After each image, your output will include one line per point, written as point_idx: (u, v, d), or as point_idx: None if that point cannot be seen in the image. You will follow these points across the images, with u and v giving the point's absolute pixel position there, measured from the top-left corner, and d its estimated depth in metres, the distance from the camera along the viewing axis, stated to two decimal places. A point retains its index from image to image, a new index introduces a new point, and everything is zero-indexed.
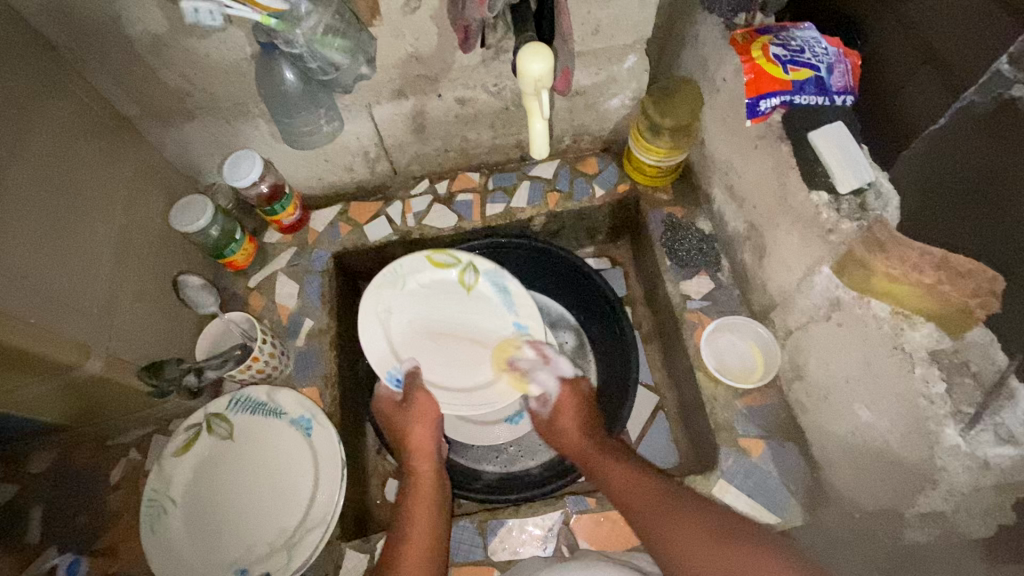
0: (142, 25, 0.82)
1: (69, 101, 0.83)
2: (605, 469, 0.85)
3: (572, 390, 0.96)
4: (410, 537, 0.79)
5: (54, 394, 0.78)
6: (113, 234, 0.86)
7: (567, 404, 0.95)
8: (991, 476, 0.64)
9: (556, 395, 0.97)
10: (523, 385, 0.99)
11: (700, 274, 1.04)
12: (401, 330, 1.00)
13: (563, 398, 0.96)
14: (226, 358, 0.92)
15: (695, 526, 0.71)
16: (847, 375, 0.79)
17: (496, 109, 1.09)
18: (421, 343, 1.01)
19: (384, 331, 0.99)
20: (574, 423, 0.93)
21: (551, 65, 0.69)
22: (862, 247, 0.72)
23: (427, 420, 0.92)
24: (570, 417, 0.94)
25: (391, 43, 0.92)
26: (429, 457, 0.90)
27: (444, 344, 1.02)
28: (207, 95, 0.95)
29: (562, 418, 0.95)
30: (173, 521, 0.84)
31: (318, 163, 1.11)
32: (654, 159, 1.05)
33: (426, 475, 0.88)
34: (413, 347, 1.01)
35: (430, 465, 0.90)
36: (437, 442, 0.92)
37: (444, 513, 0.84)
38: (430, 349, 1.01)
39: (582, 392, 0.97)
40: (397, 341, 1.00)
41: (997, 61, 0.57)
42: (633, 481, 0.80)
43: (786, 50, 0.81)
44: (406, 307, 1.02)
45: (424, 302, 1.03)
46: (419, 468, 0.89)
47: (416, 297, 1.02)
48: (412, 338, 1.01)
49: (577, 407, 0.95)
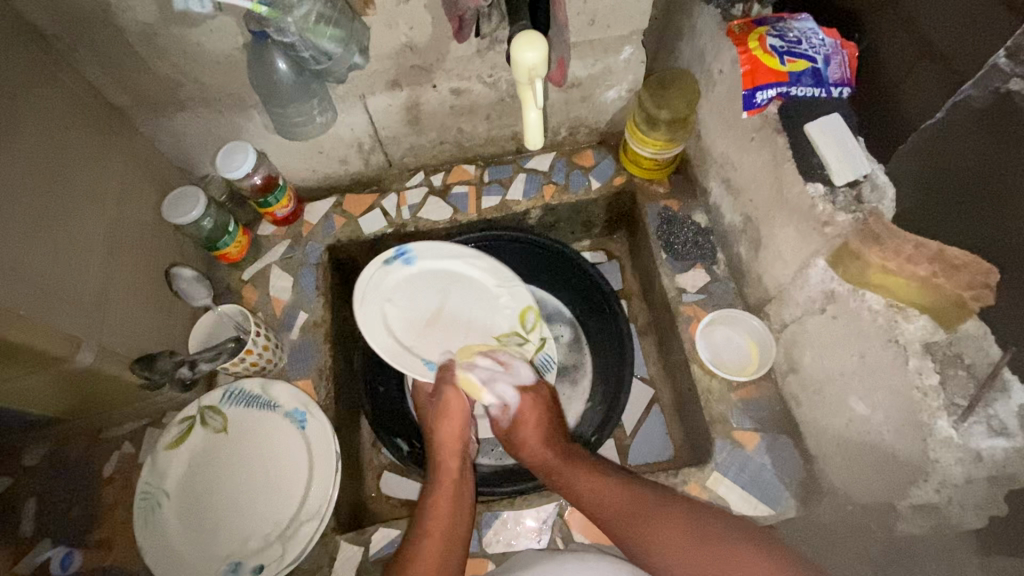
0: (132, 13, 0.81)
1: (58, 91, 0.82)
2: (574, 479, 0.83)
3: (532, 400, 0.91)
4: (429, 532, 0.79)
5: (43, 385, 0.78)
6: (104, 226, 0.85)
7: (530, 414, 0.90)
8: (984, 467, 0.65)
9: (516, 403, 0.91)
10: (475, 389, 0.93)
11: (697, 267, 1.04)
12: (424, 289, 1.03)
13: (523, 407, 0.91)
14: (220, 350, 0.92)
15: (680, 525, 0.72)
16: (842, 368, 0.79)
17: (492, 101, 1.08)
18: (417, 304, 1.02)
19: (399, 275, 1.02)
20: (537, 433, 0.89)
21: (545, 53, 0.69)
22: (858, 240, 0.71)
23: (456, 418, 0.92)
24: (532, 427, 0.90)
25: (385, 33, 0.91)
26: (455, 456, 0.90)
27: (433, 325, 1.00)
28: (200, 86, 0.95)
29: (523, 430, 0.90)
30: (167, 515, 0.84)
31: (312, 154, 1.10)
32: (652, 151, 1.04)
33: (452, 472, 0.88)
34: (425, 289, 1.03)
35: (458, 462, 0.89)
36: (465, 440, 0.92)
37: (467, 509, 0.84)
38: (420, 312, 1.01)
39: (541, 396, 0.93)
40: (404, 290, 1.02)
41: (995, 55, 0.57)
42: (601, 485, 0.80)
43: (783, 41, 0.80)
44: (441, 277, 1.04)
45: (473, 293, 1.04)
46: (446, 465, 0.89)
47: (457, 283, 1.04)
48: (415, 296, 1.02)
49: (538, 418, 0.91)
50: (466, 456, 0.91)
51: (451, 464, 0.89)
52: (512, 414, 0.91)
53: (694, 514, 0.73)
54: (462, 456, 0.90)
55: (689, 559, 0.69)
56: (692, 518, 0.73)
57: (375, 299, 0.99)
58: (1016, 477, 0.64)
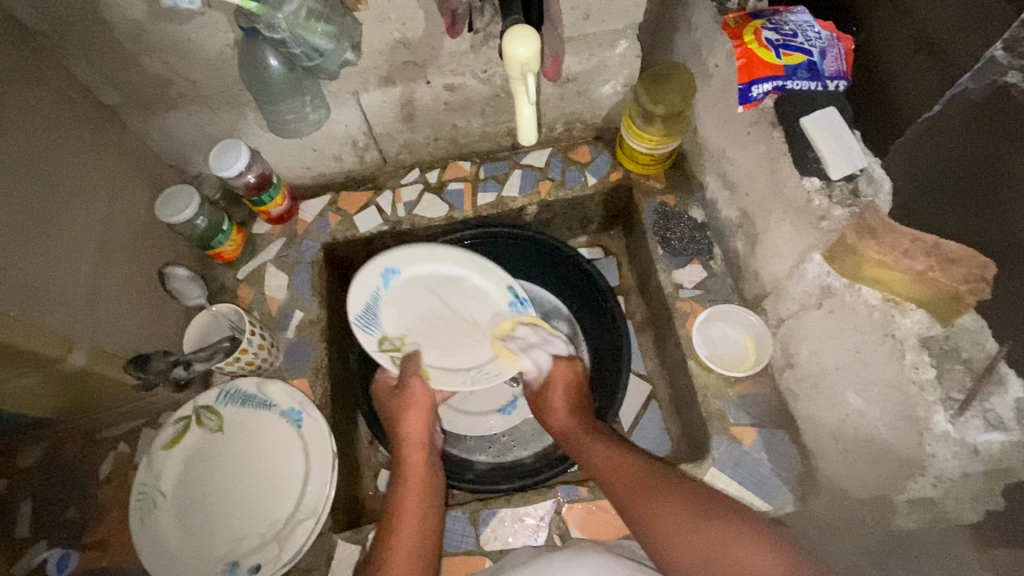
0: (120, 10, 0.81)
1: (47, 89, 0.82)
2: (590, 447, 0.87)
3: (566, 368, 0.96)
4: (398, 532, 0.78)
5: (36, 387, 0.77)
6: (95, 225, 0.84)
7: (560, 382, 0.95)
8: (980, 461, 0.65)
9: (549, 368, 0.96)
10: (513, 357, 0.97)
11: (693, 262, 1.03)
12: (477, 302, 1.01)
13: (556, 373, 0.96)
14: (214, 350, 0.91)
15: (665, 496, 0.74)
16: (838, 363, 0.79)
17: (486, 96, 1.07)
18: (438, 295, 1.01)
19: (485, 286, 1.02)
20: (563, 403, 0.94)
21: (537, 48, 0.68)
22: (854, 234, 0.72)
23: (419, 410, 0.92)
24: (559, 394, 0.95)
25: (377, 28, 0.91)
26: (418, 449, 0.90)
27: (435, 319, 1.00)
28: (190, 83, 0.94)
29: (552, 393, 0.95)
30: (163, 514, 0.84)
31: (306, 152, 1.10)
32: (647, 147, 1.04)
33: (416, 466, 0.88)
34: (469, 305, 1.01)
35: (420, 455, 0.89)
36: (427, 433, 0.92)
37: (435, 507, 0.83)
38: (439, 308, 1.00)
39: (574, 368, 0.97)
40: (455, 288, 1.01)
41: (992, 48, 0.56)
42: (614, 459, 0.82)
43: (778, 34, 0.81)
44: (478, 316, 1.01)
45: (461, 330, 1.00)
46: (410, 459, 0.89)
47: (477, 325, 1.00)
48: (451, 298, 1.01)
49: (569, 381, 0.96)
50: (428, 449, 0.91)
51: (415, 458, 0.89)
52: (544, 378, 0.97)
53: (660, 487, 0.75)
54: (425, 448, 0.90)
55: (672, 535, 0.70)
56: (673, 498, 0.73)
57: (435, 266, 1.01)
58: (1014, 471, 0.62)
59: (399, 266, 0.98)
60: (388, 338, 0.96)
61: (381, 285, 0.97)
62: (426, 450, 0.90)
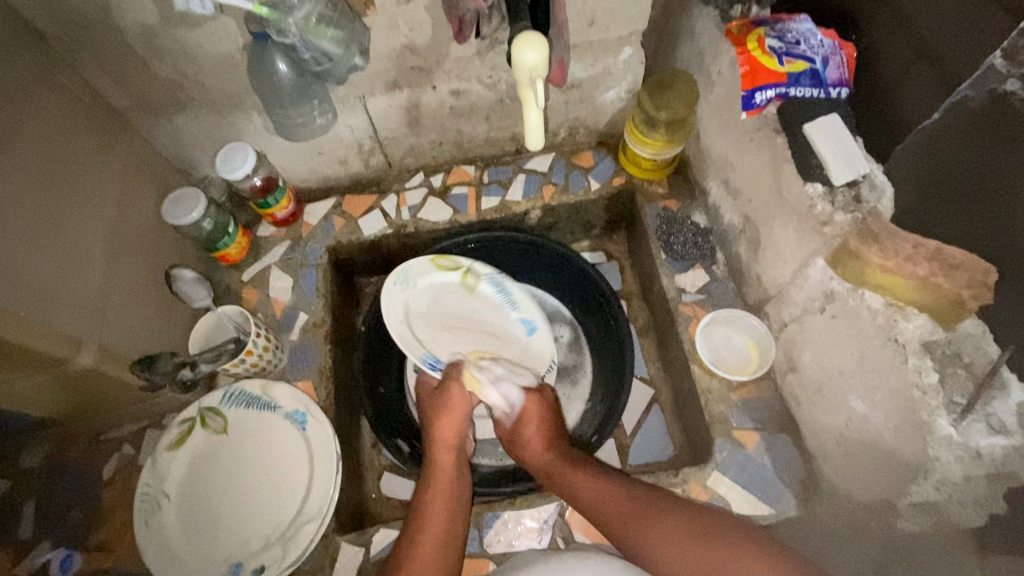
0: (131, 15, 0.81)
1: (57, 92, 0.82)
2: (571, 479, 0.85)
3: (536, 399, 0.95)
4: (426, 530, 0.78)
5: (43, 387, 0.77)
6: (103, 227, 0.85)
7: (531, 417, 0.93)
8: (983, 466, 0.65)
9: (521, 403, 0.95)
10: (476, 385, 0.95)
11: (696, 267, 1.04)
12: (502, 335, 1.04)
13: (527, 407, 0.94)
14: (219, 353, 0.92)
15: (671, 527, 0.72)
16: (842, 367, 0.79)
17: (491, 102, 1.08)
18: (496, 328, 1.04)
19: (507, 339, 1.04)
20: (537, 436, 0.92)
21: (546, 55, 0.69)
22: (857, 239, 0.73)
23: (456, 414, 0.93)
24: (534, 430, 0.92)
25: (385, 34, 0.92)
26: (448, 452, 0.90)
27: (468, 321, 1.03)
28: (200, 87, 0.94)
29: (527, 429, 0.92)
30: (168, 516, 0.84)
31: (312, 156, 1.10)
32: (651, 152, 1.05)
33: (446, 469, 0.88)
34: (468, 340, 1.02)
35: (450, 458, 0.90)
36: (460, 437, 0.92)
37: (461, 509, 0.83)
38: (481, 318, 1.04)
39: (546, 400, 0.96)
40: (503, 337, 1.04)
41: (991, 56, 0.57)
42: (602, 489, 0.81)
43: (782, 42, 0.82)
44: (466, 327, 1.03)
45: (447, 324, 1.02)
46: (440, 462, 0.89)
47: (466, 334, 1.02)
48: (498, 328, 1.04)
49: (540, 419, 0.93)
50: (458, 453, 0.91)
51: (445, 458, 0.89)
52: (515, 414, 0.94)
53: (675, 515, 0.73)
54: (456, 452, 0.91)
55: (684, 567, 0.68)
56: (682, 523, 0.72)
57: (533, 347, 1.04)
58: (1015, 474, 0.63)
59: (539, 330, 1.05)
60: (474, 272, 1.05)
61: (518, 315, 1.05)
62: (457, 454, 0.91)
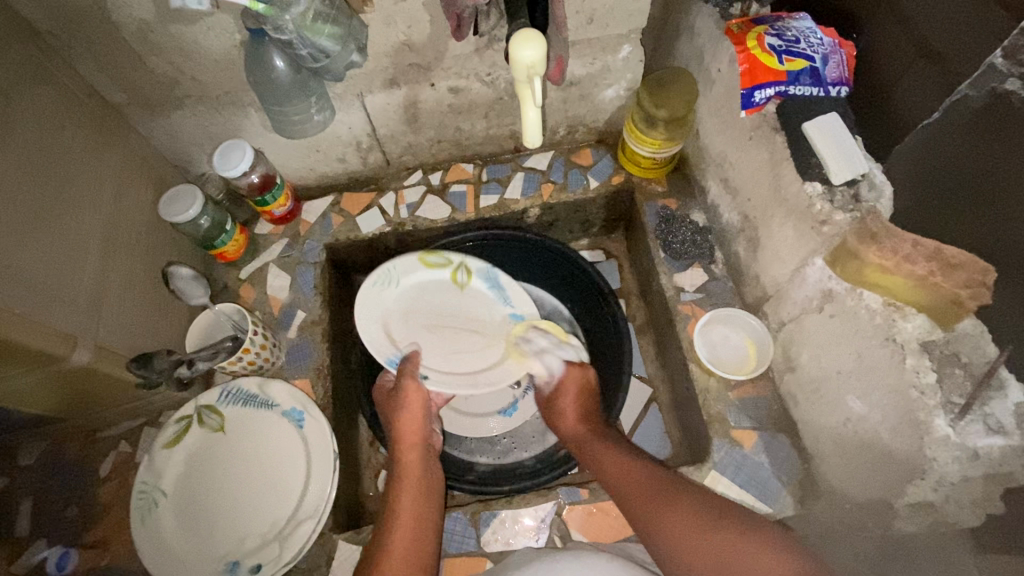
0: (128, 11, 0.81)
1: (53, 88, 0.82)
2: (600, 452, 0.85)
3: (578, 373, 0.96)
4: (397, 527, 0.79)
5: (39, 384, 0.77)
6: (100, 224, 0.84)
7: (569, 386, 0.95)
8: (981, 465, 0.65)
9: (561, 373, 0.96)
10: (524, 358, 1.00)
11: (694, 266, 1.04)
12: (491, 317, 1.04)
13: (567, 378, 0.95)
14: (217, 349, 0.92)
15: (681, 511, 0.71)
16: (839, 367, 0.79)
17: (490, 99, 1.08)
18: (481, 317, 1.03)
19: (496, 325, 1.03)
20: (573, 407, 0.94)
21: (544, 51, 0.69)
22: (855, 239, 0.71)
23: (417, 410, 0.92)
24: (570, 401, 0.94)
25: (383, 31, 0.91)
26: (413, 449, 0.90)
27: (446, 314, 1.03)
28: (196, 84, 0.95)
29: (562, 400, 0.95)
30: (164, 514, 0.84)
31: (310, 153, 1.10)
32: (650, 150, 1.05)
33: (411, 466, 0.88)
34: (458, 334, 1.02)
35: (415, 456, 0.89)
36: (422, 432, 0.92)
37: (432, 507, 0.84)
38: (463, 308, 1.04)
39: (586, 377, 0.96)
40: (488, 324, 1.03)
41: (991, 55, 0.57)
42: (625, 466, 0.81)
43: (781, 40, 0.80)
44: (447, 321, 1.02)
45: (427, 320, 1.02)
46: (404, 459, 0.89)
47: (450, 328, 1.02)
48: (483, 317, 1.03)
49: (579, 392, 0.95)
50: (423, 449, 0.91)
51: (410, 454, 0.90)
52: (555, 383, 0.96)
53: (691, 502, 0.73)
54: (421, 448, 0.91)
55: (692, 552, 0.67)
56: (693, 510, 0.71)
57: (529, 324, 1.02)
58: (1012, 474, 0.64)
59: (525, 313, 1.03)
60: (465, 269, 1.04)
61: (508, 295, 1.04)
62: (421, 450, 0.91)
